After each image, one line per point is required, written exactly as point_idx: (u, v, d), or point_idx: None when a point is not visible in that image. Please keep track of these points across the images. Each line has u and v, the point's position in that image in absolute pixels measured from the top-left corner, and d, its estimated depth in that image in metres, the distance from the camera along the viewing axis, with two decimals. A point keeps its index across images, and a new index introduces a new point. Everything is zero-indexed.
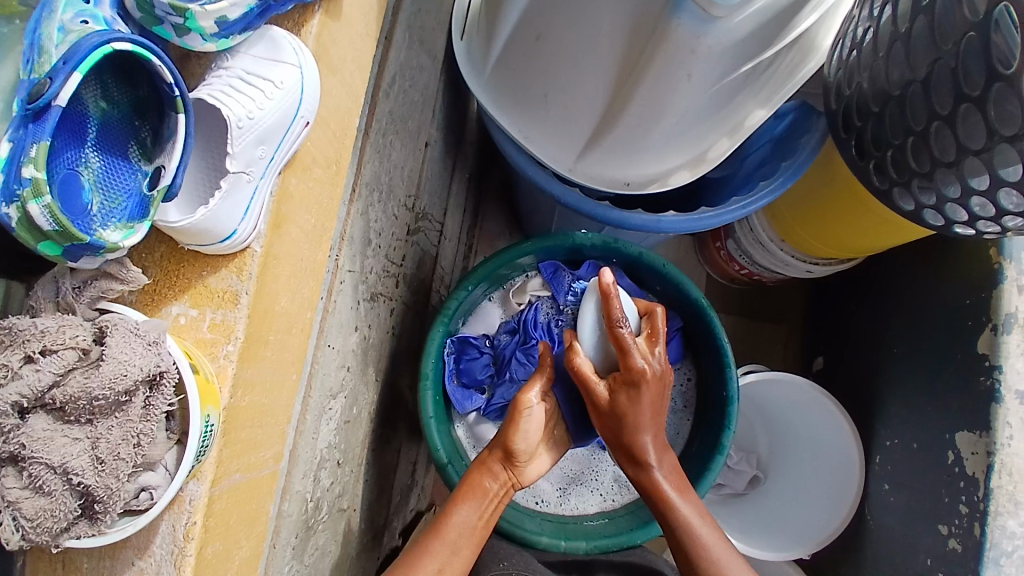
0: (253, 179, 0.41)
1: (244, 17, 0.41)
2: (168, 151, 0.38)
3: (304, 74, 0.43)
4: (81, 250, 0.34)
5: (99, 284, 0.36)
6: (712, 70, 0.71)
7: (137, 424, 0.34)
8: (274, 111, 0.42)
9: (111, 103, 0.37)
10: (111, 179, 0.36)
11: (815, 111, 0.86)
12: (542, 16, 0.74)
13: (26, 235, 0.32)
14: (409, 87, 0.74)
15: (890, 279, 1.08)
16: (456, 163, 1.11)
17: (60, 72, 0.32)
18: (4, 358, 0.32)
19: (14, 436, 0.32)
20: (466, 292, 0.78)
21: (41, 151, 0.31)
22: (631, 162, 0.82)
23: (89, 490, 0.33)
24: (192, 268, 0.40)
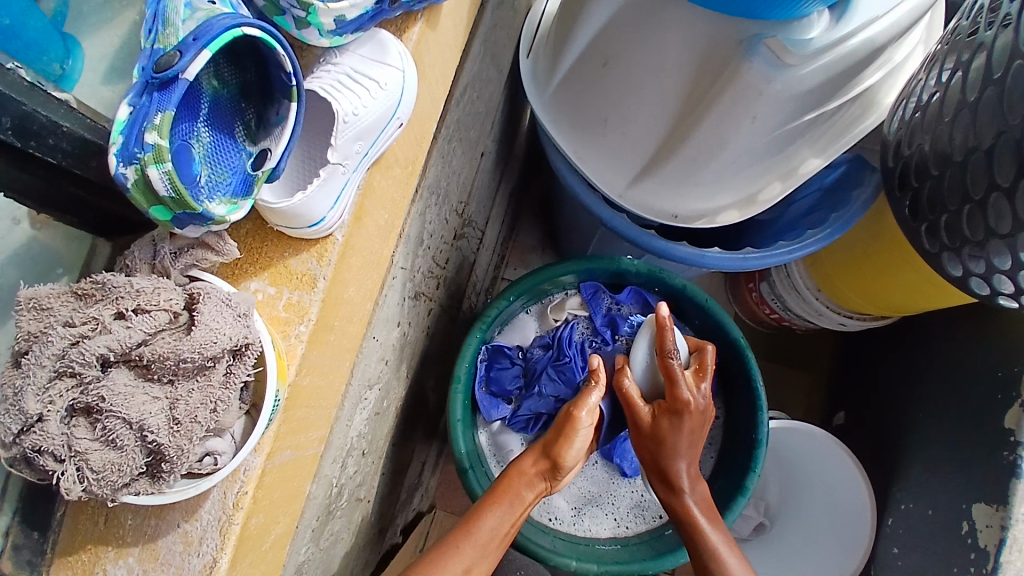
0: (348, 171, 0.42)
1: (359, 18, 0.42)
2: (276, 137, 0.40)
3: (405, 78, 0.45)
4: (189, 219, 0.35)
5: (195, 252, 0.38)
6: (776, 114, 0.72)
7: (216, 390, 0.36)
8: (376, 110, 0.43)
9: (222, 83, 0.39)
10: (220, 155, 0.38)
11: (870, 166, 0.87)
12: (612, 44, 0.76)
13: (139, 198, 0.33)
14: (476, 97, 0.76)
15: (923, 342, 1.07)
16: (503, 174, 1.13)
17: (191, 47, 0.33)
18: (97, 310, 0.34)
19: (94, 388, 0.33)
20: (506, 302, 0.80)
21: (164, 119, 0.32)
22: (684, 193, 0.83)
23: (161, 449, 0.34)
24: (274, 249, 0.42)
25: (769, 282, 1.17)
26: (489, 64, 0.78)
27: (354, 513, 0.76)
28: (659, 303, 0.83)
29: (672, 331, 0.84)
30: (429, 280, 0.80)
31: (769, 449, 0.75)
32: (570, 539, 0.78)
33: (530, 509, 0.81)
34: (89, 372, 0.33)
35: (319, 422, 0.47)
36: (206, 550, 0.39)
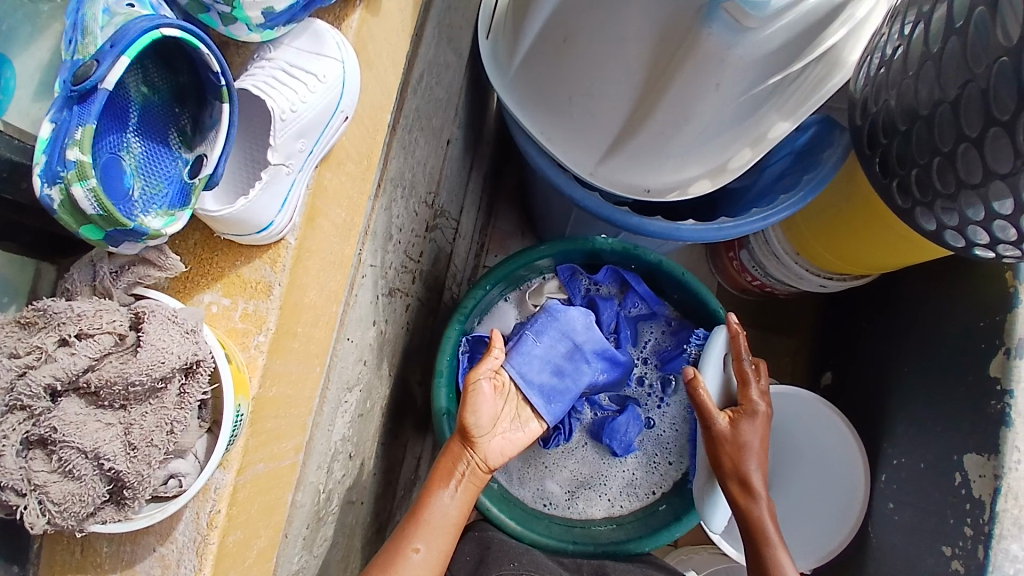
0: (292, 171, 0.41)
1: (290, 9, 0.41)
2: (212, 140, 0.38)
3: (345, 69, 0.44)
4: (123, 236, 0.33)
5: (137, 270, 0.36)
6: (741, 80, 0.71)
7: (171, 411, 0.35)
8: (316, 104, 0.42)
9: (151, 88, 0.38)
10: (152, 165, 0.37)
11: (839, 125, 0.86)
12: (570, 19, 0.74)
13: (68, 218, 0.32)
14: (434, 85, 0.74)
15: (904, 297, 1.08)
16: (473, 161, 1.11)
17: (108, 55, 0.32)
18: (38, 339, 0.32)
19: (46, 419, 0.32)
20: (484, 291, 0.79)
21: (85, 134, 0.31)
22: (655, 167, 0.82)
23: (120, 476, 0.33)
24: (226, 258, 0.40)
25: (748, 249, 1.17)
26: (446, 49, 0.76)
27: (347, 516, 0.75)
28: (637, 279, 0.82)
29: (651, 306, 0.84)
30: (403, 275, 0.79)
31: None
32: (563, 522, 0.79)
33: (523, 497, 0.81)
34: (40, 405, 0.32)
35: (292, 432, 0.46)
36: (185, 571, 0.38)
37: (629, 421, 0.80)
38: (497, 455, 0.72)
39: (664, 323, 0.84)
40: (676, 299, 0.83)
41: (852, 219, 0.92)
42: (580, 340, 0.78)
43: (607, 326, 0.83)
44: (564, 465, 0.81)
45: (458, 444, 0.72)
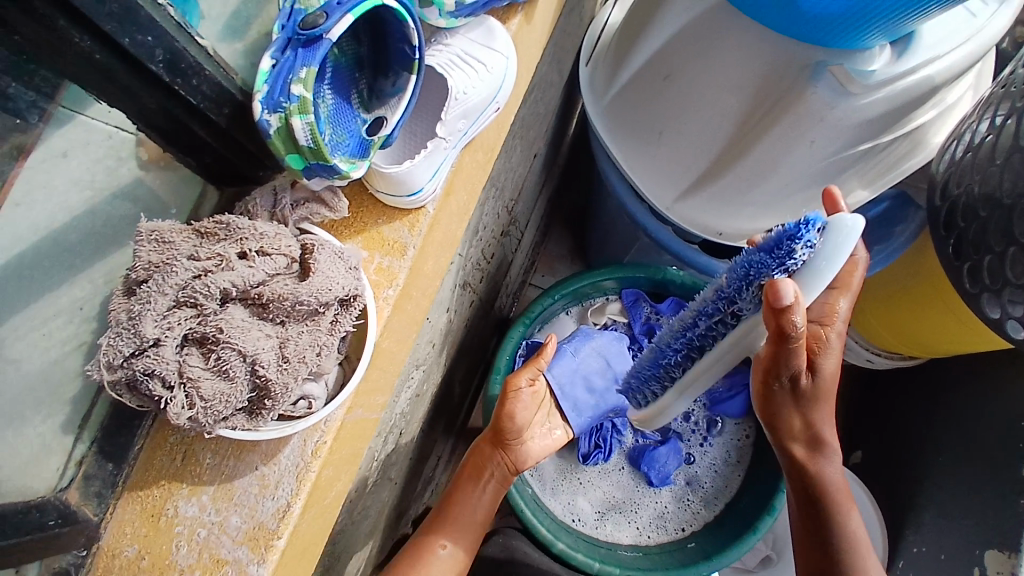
0: (449, 147, 0.46)
1: (476, 3, 0.48)
2: (393, 105, 0.44)
3: (508, 66, 0.50)
4: (317, 171, 0.39)
5: (311, 206, 0.42)
6: (832, 142, 0.74)
7: (322, 336, 0.39)
8: (481, 91, 0.48)
9: (342, 52, 0.43)
10: (340, 117, 0.42)
11: (914, 204, 0.89)
12: (675, 60, 0.78)
13: (279, 144, 0.37)
14: (538, 99, 0.78)
15: (947, 385, 1.08)
16: (546, 181, 1.15)
17: (337, 9, 0.36)
18: (223, 248, 0.37)
19: (214, 319, 0.35)
20: (549, 301, 0.84)
21: (308, 74, 0.36)
22: (731, 212, 0.85)
23: (268, 385, 0.36)
24: (370, 215, 0.46)
25: None
26: (553, 69, 0.81)
27: (380, 492, 0.77)
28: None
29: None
30: (476, 272, 0.83)
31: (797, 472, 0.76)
32: (592, 541, 0.79)
33: (553, 508, 0.82)
34: (210, 304, 0.35)
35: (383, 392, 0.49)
36: (283, 493, 0.43)
37: (667, 454, 0.82)
38: (528, 461, 0.73)
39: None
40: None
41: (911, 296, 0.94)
42: (615, 363, 0.80)
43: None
44: (598, 483, 0.83)
45: (489, 446, 0.73)
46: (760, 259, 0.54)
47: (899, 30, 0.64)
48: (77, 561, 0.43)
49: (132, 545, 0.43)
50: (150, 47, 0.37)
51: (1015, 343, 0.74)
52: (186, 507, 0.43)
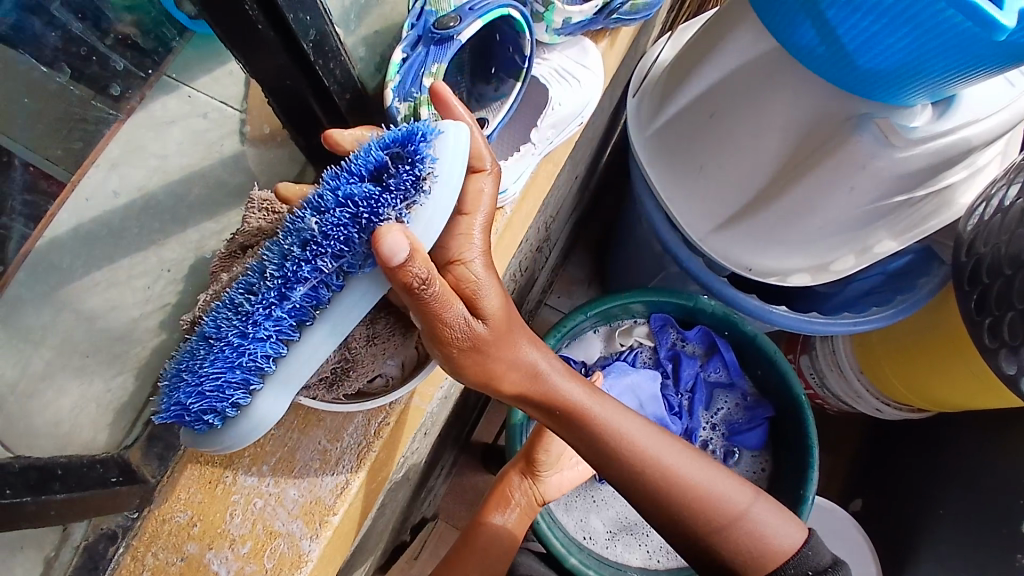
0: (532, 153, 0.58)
1: (580, 23, 0.61)
2: (494, 109, 0.59)
3: (596, 83, 0.62)
4: None
5: None
6: (871, 191, 0.77)
7: (399, 324, 0.55)
8: (569, 106, 0.60)
9: (458, 59, 0.58)
10: None
11: (938, 258, 0.91)
12: (724, 99, 0.81)
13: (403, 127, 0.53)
14: (591, 122, 0.81)
15: (955, 440, 1.09)
16: (578, 204, 1.18)
17: (468, 21, 0.51)
18: None
19: None
20: (581, 317, 0.83)
21: (436, 71, 0.52)
22: (764, 250, 0.87)
23: (355, 355, 0.53)
24: None
25: (811, 355, 1.21)
26: (606, 96, 0.84)
27: (397, 490, 0.77)
28: (726, 348, 0.86)
29: (732, 377, 0.87)
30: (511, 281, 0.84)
31: (813, 507, 0.76)
32: (601, 560, 0.79)
33: (566, 525, 0.83)
34: None
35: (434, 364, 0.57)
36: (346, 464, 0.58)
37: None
38: (555, 491, 0.77)
39: (738, 396, 0.87)
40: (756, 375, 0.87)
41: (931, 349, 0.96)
42: (647, 400, 0.83)
43: (683, 384, 0.87)
44: (612, 502, 0.84)
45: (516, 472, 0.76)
46: (338, 216, 0.42)
47: (943, 91, 0.67)
48: (127, 523, 0.57)
49: (187, 511, 0.57)
50: (307, 27, 0.47)
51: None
52: (243, 480, 0.57)
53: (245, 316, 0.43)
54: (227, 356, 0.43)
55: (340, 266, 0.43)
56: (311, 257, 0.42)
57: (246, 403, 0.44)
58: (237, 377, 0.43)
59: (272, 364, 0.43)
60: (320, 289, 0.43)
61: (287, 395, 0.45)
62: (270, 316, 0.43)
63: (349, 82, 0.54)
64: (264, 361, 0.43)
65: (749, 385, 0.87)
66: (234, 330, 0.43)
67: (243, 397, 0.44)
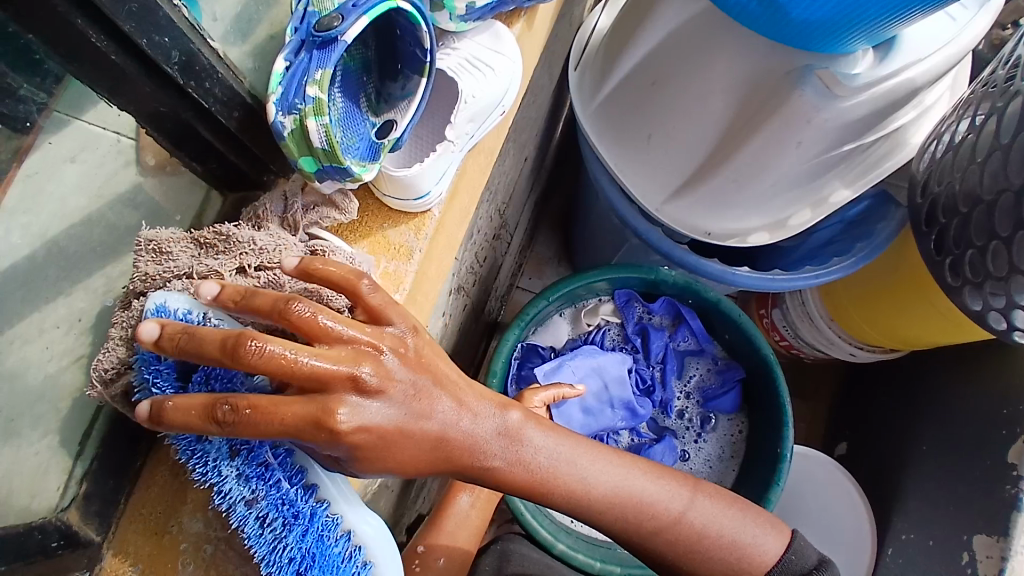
0: (453, 150, 0.53)
1: (485, 6, 0.55)
2: (402, 109, 0.51)
3: (512, 73, 0.57)
4: (330, 172, 0.46)
5: (319, 211, 0.50)
6: (820, 143, 0.76)
7: None
8: (485, 98, 0.55)
9: (353, 59, 0.50)
10: (350, 122, 0.48)
11: (894, 201, 0.91)
12: (664, 64, 0.79)
13: (296, 146, 0.44)
14: (530, 103, 0.78)
15: (927, 375, 1.12)
16: (533, 184, 1.15)
17: (351, 15, 0.44)
18: (226, 263, 0.46)
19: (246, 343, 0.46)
20: (544, 303, 0.81)
21: (322, 76, 0.43)
22: (719, 213, 0.86)
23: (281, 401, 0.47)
24: (376, 219, 0.53)
25: (782, 309, 1.21)
26: (544, 73, 0.81)
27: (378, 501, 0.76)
28: (691, 315, 0.86)
29: (700, 344, 0.87)
30: (468, 276, 0.82)
31: (792, 464, 0.76)
32: (590, 541, 0.80)
33: (553, 509, 0.83)
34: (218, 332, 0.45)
35: None
36: None
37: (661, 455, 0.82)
38: None
39: (709, 361, 0.87)
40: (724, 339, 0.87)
41: (898, 290, 0.97)
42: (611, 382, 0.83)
43: (653, 357, 0.87)
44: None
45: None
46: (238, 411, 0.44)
47: (881, 34, 0.65)
48: None
49: (138, 564, 0.52)
50: (166, 49, 0.43)
51: (998, 334, 0.76)
52: (190, 524, 0.52)
53: (280, 524, 0.46)
54: (309, 556, 0.46)
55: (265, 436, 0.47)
56: (251, 448, 0.46)
57: (363, 557, 0.48)
58: (336, 543, 0.47)
59: (334, 518, 0.48)
60: (279, 450, 0.47)
61: (362, 509, 0.50)
62: (294, 500, 0.46)
63: (234, 99, 0.50)
64: (332, 518, 0.47)
65: (718, 350, 0.87)
66: (290, 536, 0.46)
67: (352, 551, 0.48)
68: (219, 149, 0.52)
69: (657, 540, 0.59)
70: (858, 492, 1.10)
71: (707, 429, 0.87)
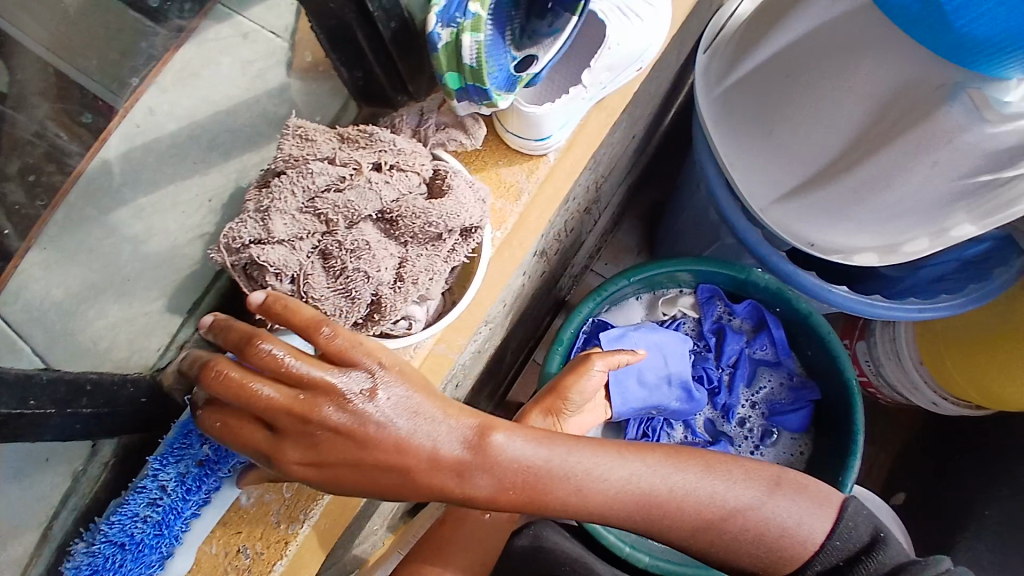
0: (585, 94, 0.58)
1: None
2: (544, 46, 0.57)
3: (656, 27, 0.61)
4: (471, 91, 0.52)
5: (450, 133, 0.57)
6: (957, 167, 0.70)
7: (437, 261, 0.52)
8: (628, 47, 0.59)
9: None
10: (496, 52, 0.52)
11: (1019, 247, 0.83)
12: (807, 56, 0.75)
13: (447, 62, 0.51)
14: (654, 78, 0.77)
15: (1010, 444, 1.04)
16: (633, 166, 1.14)
17: None
18: (367, 157, 0.52)
19: (361, 237, 0.50)
20: (625, 282, 0.80)
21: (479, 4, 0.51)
22: (831, 225, 0.80)
23: (384, 297, 0.50)
24: (491, 157, 0.60)
25: (869, 341, 1.15)
26: (675, 49, 0.78)
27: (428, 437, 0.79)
28: (777, 324, 0.82)
29: (779, 356, 0.83)
30: (555, 240, 0.82)
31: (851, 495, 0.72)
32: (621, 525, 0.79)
33: None
34: (342, 224, 0.50)
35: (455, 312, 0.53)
36: None
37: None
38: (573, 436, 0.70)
39: (783, 376, 0.84)
40: (803, 356, 0.83)
41: (1007, 342, 0.90)
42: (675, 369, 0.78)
43: (726, 359, 0.84)
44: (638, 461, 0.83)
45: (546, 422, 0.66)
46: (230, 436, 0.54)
47: None
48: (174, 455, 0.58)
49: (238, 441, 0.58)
50: None
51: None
52: None
53: (156, 520, 0.53)
54: (133, 545, 0.53)
55: (226, 463, 0.55)
56: (211, 471, 0.54)
57: (159, 559, 0.54)
58: (158, 548, 0.54)
59: (181, 534, 0.54)
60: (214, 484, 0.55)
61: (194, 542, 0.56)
62: (180, 515, 0.54)
63: (394, 10, 0.57)
64: (178, 534, 0.54)
65: (796, 366, 0.84)
66: (147, 533, 0.53)
67: (156, 557, 0.54)
68: (361, 55, 0.58)
69: (679, 529, 0.60)
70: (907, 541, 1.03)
71: (765, 444, 0.83)
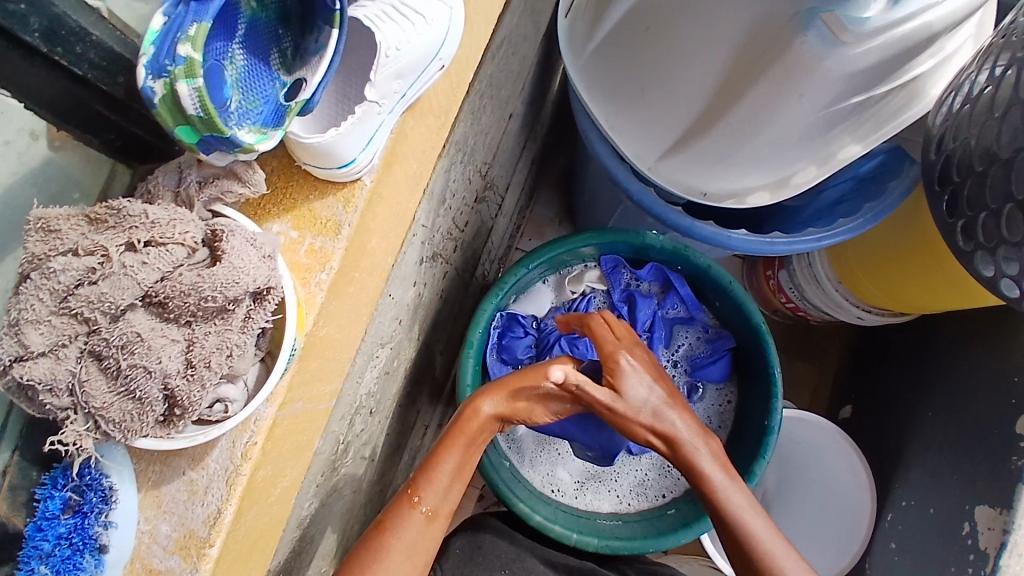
0: (382, 111, 0.50)
1: None
2: (313, 65, 0.47)
3: (451, 17, 0.53)
4: (216, 143, 0.42)
5: (222, 184, 0.46)
6: (823, 95, 0.69)
7: (233, 335, 0.43)
8: (419, 48, 0.50)
9: (261, 7, 0.47)
10: (253, 83, 0.45)
11: (911, 158, 0.84)
12: (659, 8, 0.72)
13: (169, 116, 0.40)
14: (511, 55, 0.73)
15: (935, 340, 1.09)
16: (528, 141, 1.11)
17: None
18: (114, 236, 0.41)
19: (130, 330, 0.41)
20: (524, 270, 0.78)
21: (196, 34, 0.39)
22: (716, 171, 0.81)
23: (178, 391, 0.42)
24: (300, 191, 0.50)
25: (789, 270, 1.19)
26: (528, 21, 0.75)
27: (364, 466, 0.77)
28: (681, 281, 0.81)
29: (691, 312, 0.82)
30: (450, 241, 0.79)
31: (779, 439, 0.72)
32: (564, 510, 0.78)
33: (534, 479, 0.81)
34: (105, 320, 0.40)
35: (270, 387, 0.45)
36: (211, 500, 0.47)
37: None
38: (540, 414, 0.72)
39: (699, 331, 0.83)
40: (714, 307, 0.83)
41: (910, 255, 0.93)
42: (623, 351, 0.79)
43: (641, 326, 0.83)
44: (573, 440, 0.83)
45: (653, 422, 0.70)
46: (63, 553, 0.45)
47: None
48: None
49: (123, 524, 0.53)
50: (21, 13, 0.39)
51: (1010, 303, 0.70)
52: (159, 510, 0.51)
53: None
54: None
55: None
56: None
57: None
58: None
59: None
60: None
61: None
62: None
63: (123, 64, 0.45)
64: None
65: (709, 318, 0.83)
66: None
67: None
68: (98, 118, 0.47)
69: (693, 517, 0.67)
70: (854, 449, 1.08)
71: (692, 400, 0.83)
